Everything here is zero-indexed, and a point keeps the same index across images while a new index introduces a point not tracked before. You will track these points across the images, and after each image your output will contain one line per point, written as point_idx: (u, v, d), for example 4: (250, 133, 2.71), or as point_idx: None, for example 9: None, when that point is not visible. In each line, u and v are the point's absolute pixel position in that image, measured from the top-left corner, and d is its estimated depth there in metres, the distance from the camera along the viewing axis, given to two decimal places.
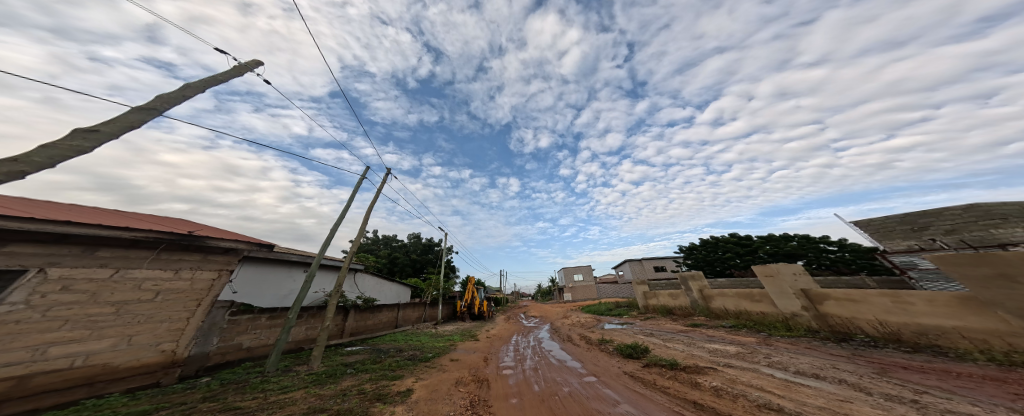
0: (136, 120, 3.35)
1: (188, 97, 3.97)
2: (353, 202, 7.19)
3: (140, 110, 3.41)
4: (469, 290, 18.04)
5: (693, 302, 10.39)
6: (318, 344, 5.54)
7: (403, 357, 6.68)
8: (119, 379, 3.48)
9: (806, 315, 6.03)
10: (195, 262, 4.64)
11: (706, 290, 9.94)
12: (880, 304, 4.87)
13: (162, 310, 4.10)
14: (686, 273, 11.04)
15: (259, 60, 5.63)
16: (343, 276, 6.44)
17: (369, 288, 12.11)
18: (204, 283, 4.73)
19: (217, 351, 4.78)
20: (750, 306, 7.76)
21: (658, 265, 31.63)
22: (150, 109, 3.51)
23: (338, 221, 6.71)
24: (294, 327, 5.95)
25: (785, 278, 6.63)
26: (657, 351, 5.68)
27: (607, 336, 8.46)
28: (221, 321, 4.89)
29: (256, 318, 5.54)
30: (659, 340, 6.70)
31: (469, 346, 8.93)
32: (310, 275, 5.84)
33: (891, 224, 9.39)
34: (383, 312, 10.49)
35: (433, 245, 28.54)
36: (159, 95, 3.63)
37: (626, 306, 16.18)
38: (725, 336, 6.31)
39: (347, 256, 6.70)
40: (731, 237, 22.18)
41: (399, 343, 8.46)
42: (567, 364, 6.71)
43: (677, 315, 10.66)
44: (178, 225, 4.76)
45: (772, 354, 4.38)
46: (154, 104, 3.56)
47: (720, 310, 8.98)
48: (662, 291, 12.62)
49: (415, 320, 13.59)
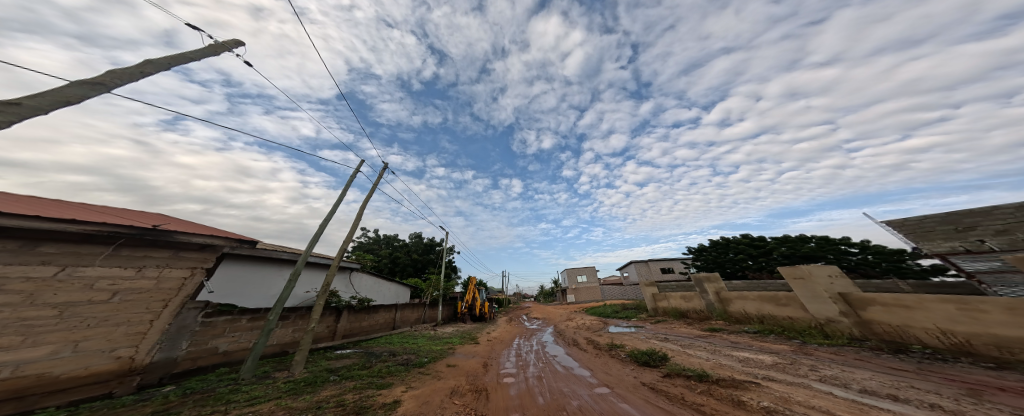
0: (77, 95, 2.92)
1: (148, 74, 3.56)
2: (346, 196, 6.77)
3: (82, 84, 2.98)
4: (470, 290, 17.54)
5: (708, 305, 9.70)
6: (301, 347, 5.05)
7: (396, 362, 6.16)
8: (59, 391, 3.00)
9: (845, 321, 5.34)
10: (164, 259, 4.25)
11: (724, 293, 9.26)
12: (943, 311, 4.12)
13: (120, 312, 3.64)
14: (701, 275, 10.36)
15: (238, 40, 5.21)
16: (333, 274, 5.93)
17: (366, 288, 11.68)
18: (173, 282, 4.30)
19: (187, 357, 4.29)
20: (774, 309, 7.07)
21: (665, 267, 30.73)
22: (96, 84, 3.08)
23: (328, 217, 6.23)
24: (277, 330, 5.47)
25: (819, 280, 5.93)
26: (678, 359, 5.00)
27: (616, 340, 7.84)
28: (194, 324, 4.39)
29: (234, 321, 5.02)
30: (678, 347, 6.00)
31: (469, 349, 8.38)
32: (295, 273, 5.29)
33: (930, 224, 8.60)
34: (380, 313, 10.01)
35: (434, 245, 28.15)
36: (110, 70, 3.20)
37: (633, 308, 15.49)
38: (754, 343, 5.61)
39: (337, 254, 6.20)
40: (744, 238, 21.26)
41: (394, 346, 7.94)
42: (573, 372, 6.13)
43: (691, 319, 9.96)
44: (147, 220, 4.40)
45: (820, 365, 3.70)
46: (102, 79, 3.14)
47: (740, 314, 8.29)
48: (673, 293, 11.94)
49: (414, 321, 13.13)
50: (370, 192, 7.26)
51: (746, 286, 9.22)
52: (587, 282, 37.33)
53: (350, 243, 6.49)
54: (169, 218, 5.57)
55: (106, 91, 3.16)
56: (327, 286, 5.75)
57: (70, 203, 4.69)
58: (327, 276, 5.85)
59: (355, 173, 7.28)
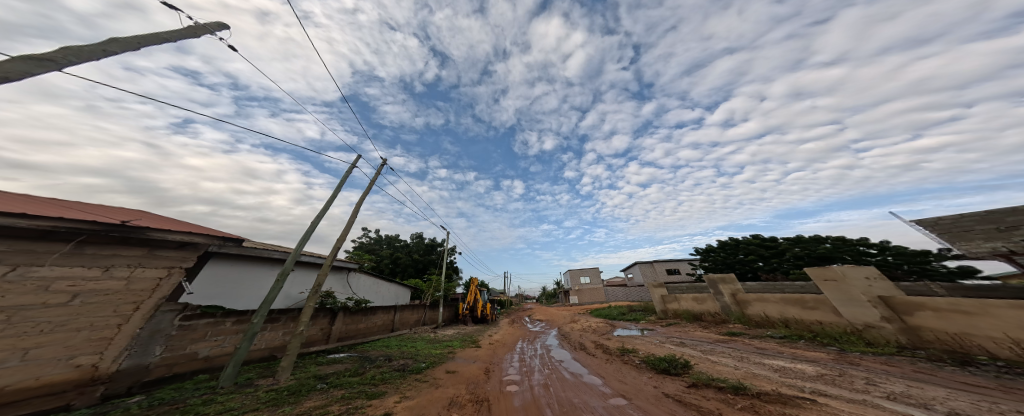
0: (18, 71, 2.48)
1: (111, 52, 3.12)
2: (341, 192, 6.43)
3: (26, 59, 2.52)
4: (472, 291, 17.10)
5: (724, 308, 9.14)
6: (288, 352, 4.63)
7: (391, 367, 5.71)
8: (4, 405, 2.44)
9: (888, 327, 4.78)
10: (136, 258, 3.74)
11: (741, 295, 8.70)
12: (1012, 317, 3.54)
13: (81, 316, 3.09)
14: (715, 276, 9.81)
15: (221, 23, 4.82)
16: (326, 274, 5.51)
17: (364, 289, 11.28)
18: (147, 282, 3.80)
19: (161, 363, 3.79)
20: (800, 313, 6.51)
21: (671, 268, 30.03)
22: (44, 60, 2.61)
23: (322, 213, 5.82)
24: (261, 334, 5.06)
25: (856, 283, 5.38)
26: (703, 367, 4.48)
27: (627, 344, 7.31)
28: (169, 328, 3.92)
29: (216, 324, 4.58)
30: (700, 353, 5.44)
31: (469, 353, 7.92)
32: (283, 273, 4.85)
33: (967, 223, 7.98)
34: (378, 314, 9.59)
35: (435, 246, 27.80)
36: (65, 46, 2.76)
37: (640, 310, 14.93)
38: (786, 350, 5.00)
39: (330, 252, 5.80)
40: (753, 239, 20.61)
41: (391, 349, 7.49)
42: (583, 380, 5.63)
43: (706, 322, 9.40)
44: (117, 215, 3.91)
45: (878, 380, 3.14)
46: (51, 54, 2.68)
47: (760, 318, 7.74)
48: (685, 295, 11.37)
49: (414, 322, 12.71)
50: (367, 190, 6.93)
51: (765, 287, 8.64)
52: (590, 284, 36.69)
53: (344, 241, 6.10)
54: (150, 214, 5.13)
55: (56, 70, 2.69)
56: (318, 287, 5.32)
57: (28, 196, 4.18)
58: (318, 276, 5.41)
59: (351, 169, 6.94)
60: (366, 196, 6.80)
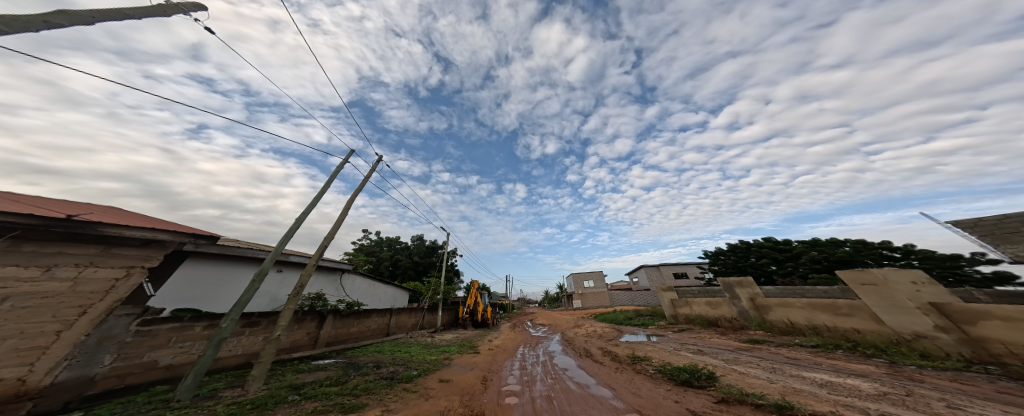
0: None
1: (54, 24, 2.70)
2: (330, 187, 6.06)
3: None
4: (472, 294, 16.55)
5: (742, 313, 8.47)
6: (261, 360, 4.19)
7: (379, 375, 5.21)
8: None
9: (945, 338, 4.11)
10: (87, 257, 3.33)
11: (760, 299, 8.04)
12: None
13: (11, 322, 2.65)
14: (730, 279, 9.14)
15: (198, 4, 4.53)
16: (309, 274, 5.08)
17: (358, 290, 10.85)
18: (100, 283, 3.40)
19: (109, 375, 3.38)
20: (831, 319, 5.87)
21: (679, 271, 29.09)
22: None
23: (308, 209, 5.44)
24: (230, 340, 4.63)
25: (900, 288, 4.75)
26: (732, 380, 3.90)
27: (638, 351, 6.70)
28: (124, 334, 3.56)
29: (183, 329, 4.23)
30: (723, 362, 4.80)
31: (466, 360, 7.37)
32: (261, 273, 4.44)
33: (1012, 223, 7.29)
34: (372, 318, 9.12)
35: (436, 248, 27.37)
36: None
37: (648, 315, 14.22)
38: (828, 361, 4.30)
39: (315, 251, 5.40)
40: (766, 242, 19.76)
41: (382, 355, 6.98)
42: (590, 391, 5.05)
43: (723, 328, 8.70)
44: (67, 209, 3.47)
45: (963, 403, 2.52)
46: None
47: (783, 324, 7.08)
48: (697, 300, 10.69)
49: (411, 326, 12.20)
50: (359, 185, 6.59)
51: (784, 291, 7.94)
52: (594, 288, 35.84)
53: (331, 239, 5.71)
54: (116, 209, 4.72)
55: None
56: (299, 288, 4.90)
57: None
58: (300, 277, 4.98)
59: (343, 163, 6.60)
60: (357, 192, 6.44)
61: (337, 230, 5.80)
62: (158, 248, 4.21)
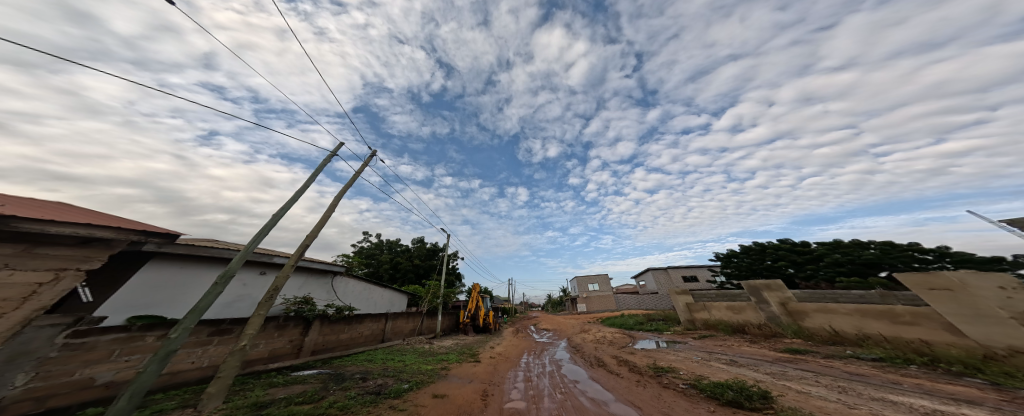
0: None
1: None
2: (315, 180, 5.45)
3: None
4: (473, 297, 15.80)
5: (771, 318, 7.68)
6: (221, 375, 3.45)
7: (363, 390, 4.49)
8: None
9: None
10: (3, 258, 2.79)
11: (792, 304, 7.24)
12: None
13: None
14: (758, 282, 8.33)
15: None
16: (284, 277, 4.41)
17: (351, 293, 10.19)
18: (20, 288, 2.84)
19: (21, 398, 2.73)
20: (888, 329, 5.07)
21: (689, 274, 28.00)
22: None
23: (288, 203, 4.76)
24: (188, 351, 4.01)
25: (983, 294, 3.95)
26: (792, 401, 3.09)
27: (661, 361, 5.86)
28: (45, 348, 2.92)
29: (130, 340, 3.69)
30: (771, 378, 4.00)
31: (465, 370, 6.61)
32: (225, 275, 3.76)
33: None
34: (365, 323, 8.39)
35: (437, 250, 26.70)
36: None
37: (661, 320, 13.32)
38: (911, 381, 3.39)
39: (293, 252, 4.72)
40: (783, 244, 18.78)
41: (372, 365, 6.27)
42: (606, 409, 4.31)
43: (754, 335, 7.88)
44: None
45: None
46: None
47: (820, 331, 6.34)
48: (718, 304, 9.90)
49: (409, 333, 11.45)
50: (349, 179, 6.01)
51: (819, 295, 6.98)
52: (599, 291, 34.83)
53: (313, 239, 5.00)
54: (63, 204, 4.25)
55: None
56: (273, 293, 4.24)
57: None
58: (274, 279, 4.30)
59: (330, 157, 5.99)
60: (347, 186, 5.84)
61: (321, 228, 5.11)
62: (101, 248, 3.63)
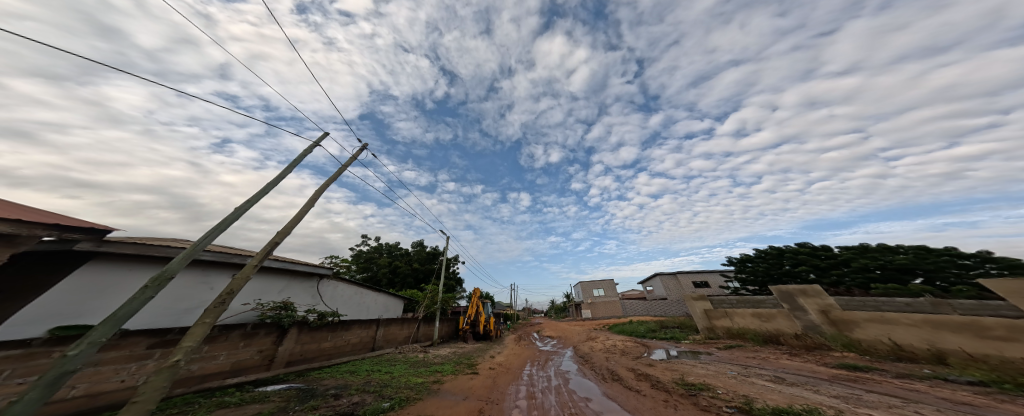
0: None
1: None
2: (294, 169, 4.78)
3: None
4: (473, 302, 14.93)
5: (811, 327, 6.83)
6: (141, 400, 2.28)
7: (333, 411, 3.67)
8: None
9: None
10: None
11: (836, 312, 6.40)
12: None
13: None
14: (792, 287, 7.54)
15: None
16: (243, 280, 3.49)
17: (338, 298, 9.39)
18: None
19: None
20: (973, 343, 4.26)
21: (700, 280, 26.78)
22: None
23: (255, 194, 3.93)
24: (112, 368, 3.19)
25: None
26: None
27: (694, 376, 4.93)
28: None
29: (29, 359, 2.96)
30: (846, 405, 3.06)
31: (460, 384, 5.78)
32: (160, 277, 2.81)
33: None
34: (352, 330, 7.61)
35: (437, 254, 25.91)
36: None
37: (675, 328, 12.32)
38: None
39: (258, 251, 3.87)
40: (802, 248, 17.67)
41: (353, 378, 5.43)
42: None
43: (797, 346, 6.75)
44: None
45: None
46: None
47: (874, 346, 5.48)
48: (742, 312, 8.95)
49: (403, 340, 10.59)
50: (338, 170, 5.36)
51: (863, 301, 6.04)
52: (605, 297, 33.53)
53: (286, 236, 4.12)
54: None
55: None
56: (228, 296, 3.23)
57: None
58: (231, 282, 3.38)
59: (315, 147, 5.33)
60: (333, 179, 5.18)
61: (298, 223, 4.25)
62: (3, 247, 2.83)
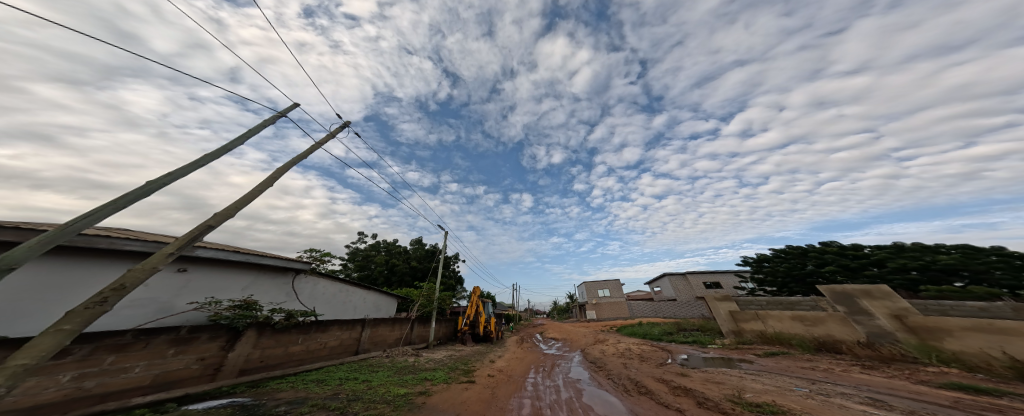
0: None
1: None
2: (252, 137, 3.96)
3: None
4: (473, 301, 13.87)
5: (877, 336, 5.96)
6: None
7: None
8: None
9: None
10: None
11: (913, 319, 5.58)
12: None
13: None
14: (851, 288, 6.76)
15: None
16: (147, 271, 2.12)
17: (316, 297, 8.38)
18: None
19: None
20: None
21: (712, 282, 25.40)
22: None
23: (184, 166, 3.11)
24: None
25: None
26: None
27: (761, 393, 3.75)
28: None
29: None
30: None
31: (450, 397, 4.69)
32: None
33: None
34: (330, 331, 6.58)
35: (437, 251, 24.95)
36: None
37: (695, 331, 11.16)
38: None
39: (192, 235, 2.86)
40: (828, 247, 16.33)
41: (319, 390, 4.38)
42: None
43: (875, 355, 5.69)
44: None
45: None
46: None
47: (983, 362, 4.55)
48: (781, 314, 7.88)
49: (393, 343, 9.56)
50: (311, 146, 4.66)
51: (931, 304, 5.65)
52: (611, 297, 32.21)
53: (227, 218, 3.15)
54: None
55: None
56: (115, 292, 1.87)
57: None
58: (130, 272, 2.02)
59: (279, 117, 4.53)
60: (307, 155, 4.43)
61: (247, 201, 3.36)
62: None
